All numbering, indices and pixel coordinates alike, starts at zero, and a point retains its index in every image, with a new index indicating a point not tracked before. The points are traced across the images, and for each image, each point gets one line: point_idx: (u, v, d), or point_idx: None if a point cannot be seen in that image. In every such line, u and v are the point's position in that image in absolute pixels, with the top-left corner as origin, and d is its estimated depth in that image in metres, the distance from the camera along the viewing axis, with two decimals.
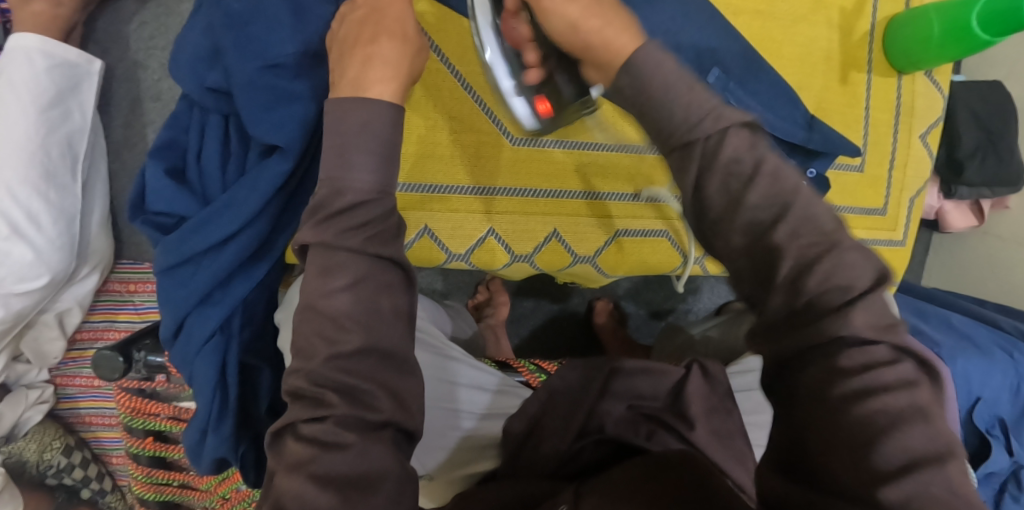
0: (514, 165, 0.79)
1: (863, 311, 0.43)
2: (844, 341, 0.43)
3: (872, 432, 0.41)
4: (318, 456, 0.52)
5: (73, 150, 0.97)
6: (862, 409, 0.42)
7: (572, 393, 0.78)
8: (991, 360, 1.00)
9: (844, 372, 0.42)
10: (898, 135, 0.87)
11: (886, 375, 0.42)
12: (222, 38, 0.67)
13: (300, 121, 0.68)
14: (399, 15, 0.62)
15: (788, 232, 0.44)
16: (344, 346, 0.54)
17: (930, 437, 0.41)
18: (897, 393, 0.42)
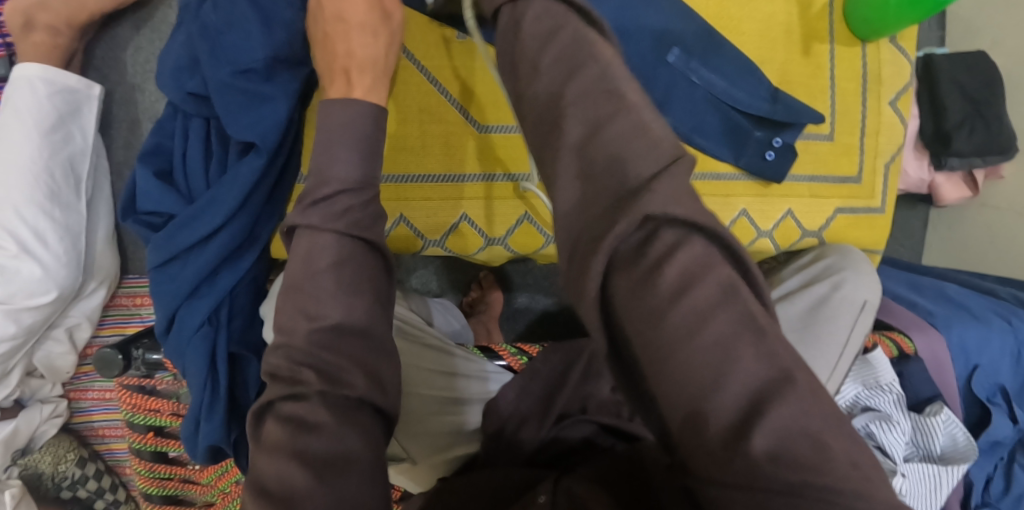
0: (482, 152, 0.81)
1: (669, 181, 0.43)
2: (660, 264, 0.41)
3: (714, 375, 0.39)
4: (296, 436, 0.52)
5: (76, 171, 1.02)
6: (695, 343, 0.40)
7: (551, 377, 0.78)
8: (987, 326, 0.97)
9: (664, 309, 0.40)
10: (867, 102, 0.87)
11: (703, 295, 0.40)
12: (198, 47, 0.69)
13: (272, 122, 0.70)
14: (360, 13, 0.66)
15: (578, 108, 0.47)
16: (326, 319, 0.56)
17: (768, 358, 0.40)
18: (718, 317, 0.40)
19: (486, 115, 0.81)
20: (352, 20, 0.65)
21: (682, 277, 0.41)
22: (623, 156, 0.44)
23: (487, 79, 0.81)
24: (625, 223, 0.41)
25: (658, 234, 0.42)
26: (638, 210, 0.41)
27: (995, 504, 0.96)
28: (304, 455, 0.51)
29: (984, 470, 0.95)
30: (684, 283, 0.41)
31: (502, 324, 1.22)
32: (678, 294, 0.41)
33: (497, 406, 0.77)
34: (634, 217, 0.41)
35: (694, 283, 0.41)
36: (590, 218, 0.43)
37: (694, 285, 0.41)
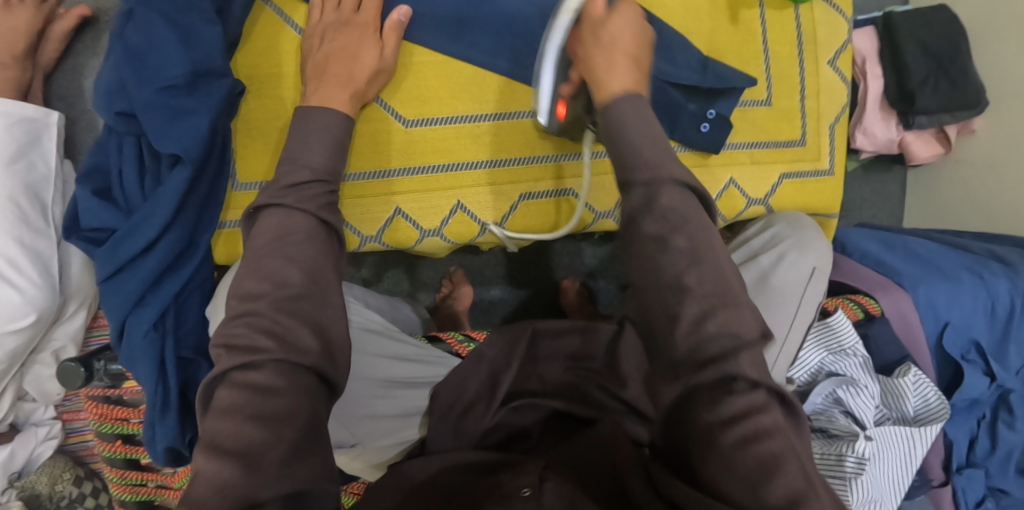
0: (407, 146, 0.81)
1: (747, 353, 0.56)
2: (729, 394, 0.55)
3: (759, 476, 0.53)
4: (251, 400, 0.58)
5: (41, 198, 1.03)
6: (746, 453, 0.53)
7: (497, 360, 0.80)
8: (956, 283, 0.94)
9: (725, 423, 0.54)
10: (803, 63, 0.86)
11: (765, 421, 0.54)
12: (123, 70, 0.71)
13: (196, 134, 0.72)
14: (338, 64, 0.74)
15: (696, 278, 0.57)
16: (289, 287, 0.64)
17: (804, 476, 0.53)
18: (771, 439, 0.54)
19: (410, 109, 0.80)
20: (346, 52, 0.75)
21: (744, 410, 0.54)
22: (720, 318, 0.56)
23: (412, 74, 0.81)
24: (708, 371, 0.55)
25: (736, 380, 0.55)
26: (723, 366, 0.55)
27: (981, 464, 0.94)
28: (256, 414, 0.58)
29: (963, 428, 0.93)
30: (741, 414, 0.54)
31: (477, 317, 1.23)
32: (740, 418, 0.54)
33: (443, 392, 0.77)
34: (719, 369, 0.55)
35: (752, 412, 0.54)
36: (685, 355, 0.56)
37: (753, 413, 0.54)
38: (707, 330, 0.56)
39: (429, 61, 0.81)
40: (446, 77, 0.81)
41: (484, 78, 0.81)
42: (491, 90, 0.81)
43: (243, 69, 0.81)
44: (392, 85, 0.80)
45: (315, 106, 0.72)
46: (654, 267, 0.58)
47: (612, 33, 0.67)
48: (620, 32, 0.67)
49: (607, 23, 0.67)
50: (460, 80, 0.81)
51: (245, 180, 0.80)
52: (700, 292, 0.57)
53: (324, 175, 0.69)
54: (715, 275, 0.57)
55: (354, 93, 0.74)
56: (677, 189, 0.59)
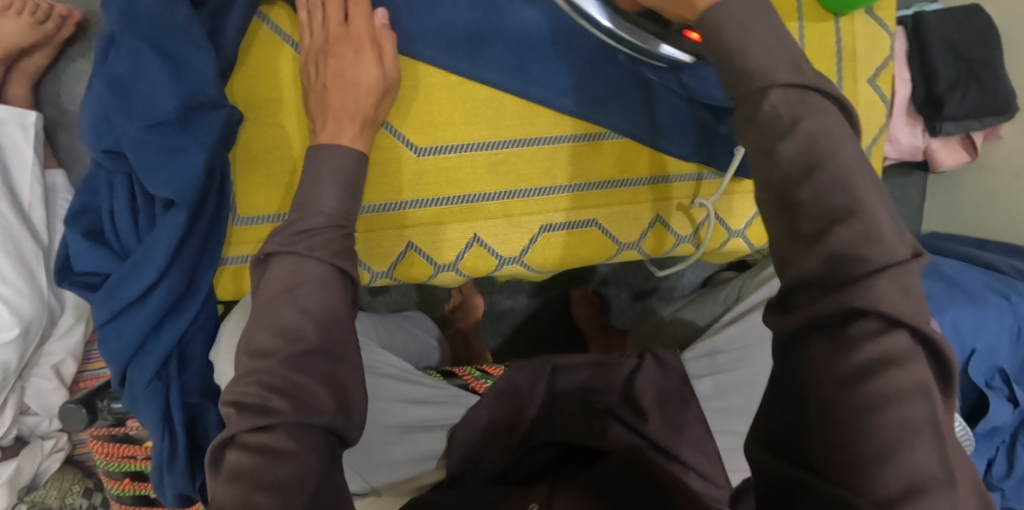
0: (418, 177, 0.76)
1: (886, 279, 0.42)
2: (858, 344, 0.42)
3: (886, 447, 0.41)
4: (262, 466, 0.53)
5: (15, 197, 0.92)
6: (872, 423, 0.42)
7: (515, 395, 0.78)
8: (982, 306, 0.92)
9: (852, 379, 0.42)
10: (842, 82, 0.82)
11: (903, 381, 0.41)
12: (107, 104, 0.65)
13: (192, 174, 0.67)
14: (342, 99, 0.69)
15: (812, 194, 0.44)
16: (303, 342, 0.58)
17: (939, 456, 0.41)
18: (910, 404, 0.41)
19: (422, 136, 0.75)
20: (346, 79, 0.70)
21: (881, 360, 0.42)
22: (842, 237, 0.42)
23: (423, 98, 0.75)
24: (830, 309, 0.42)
25: (864, 318, 0.42)
26: (849, 299, 0.42)
27: (998, 487, 0.92)
28: (264, 482, 0.52)
29: (982, 456, 0.92)
30: (870, 373, 0.42)
31: (487, 328, 1.20)
32: (863, 375, 0.42)
33: (461, 431, 0.75)
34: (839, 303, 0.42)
35: (874, 373, 0.42)
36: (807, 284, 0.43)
37: (890, 374, 0.42)
38: (824, 251, 0.43)
39: (442, 82, 0.75)
40: (461, 99, 0.75)
41: (502, 100, 0.76)
42: (507, 114, 0.76)
43: (238, 94, 0.75)
44: (402, 110, 0.75)
45: (327, 144, 0.67)
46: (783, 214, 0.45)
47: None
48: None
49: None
50: (476, 104, 0.76)
51: (247, 214, 0.76)
52: (815, 212, 0.43)
53: (337, 219, 0.65)
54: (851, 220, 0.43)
55: (364, 122, 0.70)
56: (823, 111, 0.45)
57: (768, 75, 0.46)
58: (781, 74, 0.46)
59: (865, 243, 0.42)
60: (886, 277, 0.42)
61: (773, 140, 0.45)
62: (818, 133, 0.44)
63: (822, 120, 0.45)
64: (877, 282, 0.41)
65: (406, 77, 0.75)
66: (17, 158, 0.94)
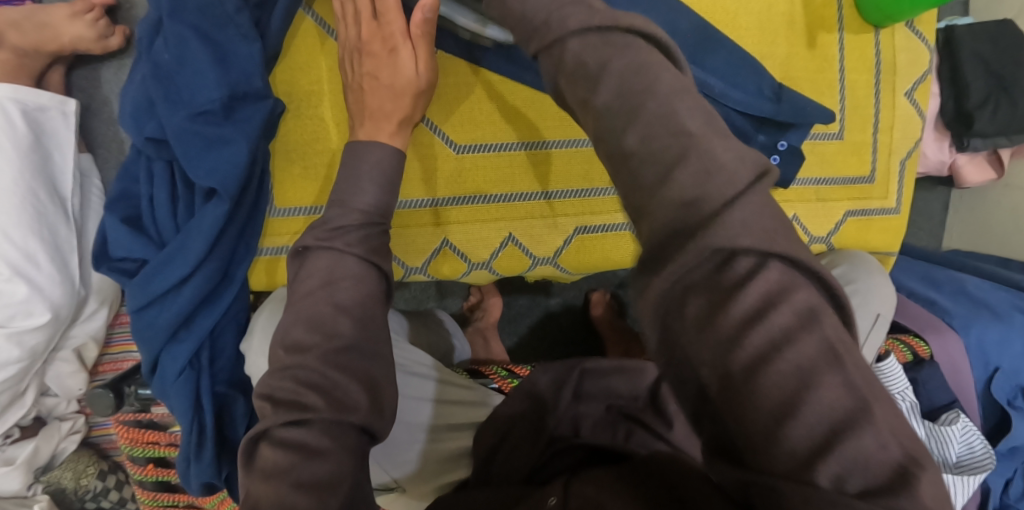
0: (457, 175, 0.75)
1: (740, 207, 0.35)
2: (731, 287, 0.35)
3: (790, 397, 0.33)
4: (299, 463, 0.52)
5: (59, 191, 0.95)
6: (767, 371, 0.34)
7: (542, 397, 0.78)
8: (1008, 324, 0.92)
9: (735, 333, 0.34)
10: (880, 95, 0.81)
11: (783, 318, 0.34)
12: (155, 93, 0.66)
13: (234, 164, 0.67)
14: (381, 101, 0.69)
15: (640, 134, 0.38)
16: (338, 338, 0.58)
17: (847, 386, 0.33)
18: (799, 342, 0.34)
19: (462, 134, 0.75)
20: (383, 79, 0.69)
21: (761, 301, 0.34)
22: (688, 172, 0.36)
23: (464, 96, 0.74)
24: (687, 250, 0.35)
25: (736, 257, 0.35)
26: (704, 233, 0.35)
27: (1015, 506, 0.92)
28: (301, 478, 0.52)
29: (1003, 474, 0.91)
30: (755, 315, 0.34)
31: (504, 328, 1.20)
32: (745, 326, 0.34)
33: (488, 428, 0.76)
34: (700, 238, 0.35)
35: (750, 323, 0.34)
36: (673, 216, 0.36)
37: (776, 311, 0.34)
38: (673, 197, 0.36)
39: (483, 81, 0.75)
40: (504, 99, 0.75)
41: (542, 100, 0.75)
42: (550, 115, 0.76)
43: (280, 85, 0.75)
44: (445, 109, 0.74)
45: (364, 141, 0.67)
46: (628, 176, 0.38)
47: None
48: None
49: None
50: (517, 104, 0.75)
51: (284, 205, 0.77)
52: (648, 143, 0.38)
53: (369, 216, 0.64)
54: (703, 164, 0.37)
55: (402, 120, 0.69)
56: (636, 55, 0.40)
57: (562, 21, 0.42)
58: (577, 23, 0.42)
59: (708, 172, 0.36)
60: (741, 206, 0.36)
61: (591, 94, 0.40)
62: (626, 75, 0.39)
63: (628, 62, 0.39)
64: (730, 214, 0.35)
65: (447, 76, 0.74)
66: (55, 146, 0.95)
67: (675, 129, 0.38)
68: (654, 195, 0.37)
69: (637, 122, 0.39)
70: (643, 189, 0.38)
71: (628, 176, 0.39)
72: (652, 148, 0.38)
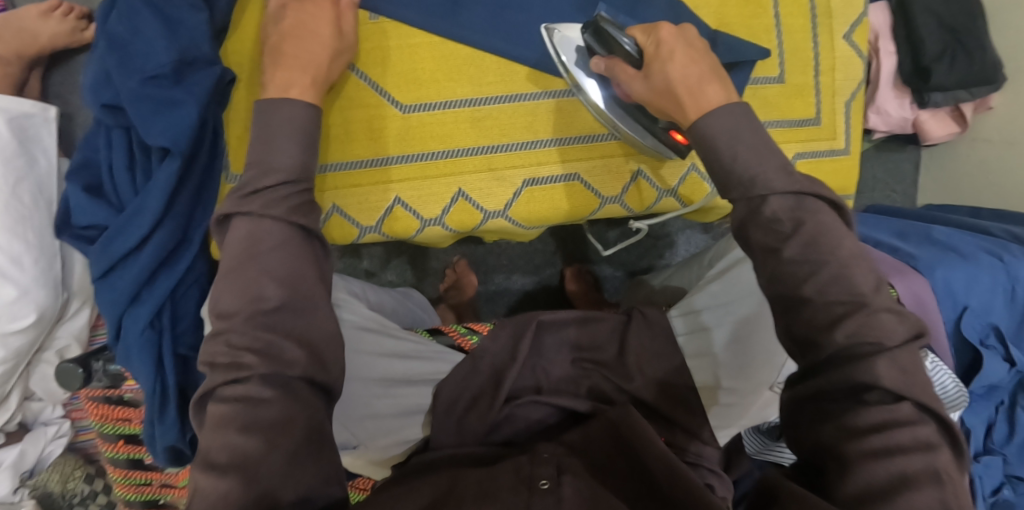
0: (404, 133, 0.77)
1: (886, 359, 0.50)
2: (867, 406, 0.50)
3: (888, 486, 0.48)
4: (243, 413, 0.53)
5: (45, 194, 0.97)
6: (875, 465, 0.48)
7: (502, 354, 0.78)
8: (974, 264, 0.91)
9: (860, 432, 0.50)
10: (818, 37, 0.83)
11: (903, 437, 0.49)
12: (108, 60, 0.68)
13: (185, 125, 0.70)
14: (296, 48, 0.67)
15: (818, 287, 0.53)
16: (266, 302, 0.56)
17: (940, 500, 0.47)
18: (909, 455, 0.48)
19: (406, 93, 0.77)
20: (304, 29, 0.69)
21: (887, 421, 0.49)
22: (860, 326, 0.51)
23: (407, 57, 0.77)
24: (840, 379, 0.51)
25: (872, 389, 0.50)
26: (855, 371, 0.50)
27: (998, 451, 0.90)
28: (248, 426, 0.52)
29: (982, 416, 0.91)
30: (875, 427, 0.49)
31: (482, 308, 1.20)
32: (871, 430, 0.49)
33: (449, 385, 0.75)
34: (848, 377, 0.50)
35: (874, 432, 0.49)
36: (844, 350, 0.51)
37: (893, 429, 0.49)
38: (836, 342, 0.51)
39: (425, 42, 0.77)
40: (444, 59, 0.77)
41: (482, 58, 0.78)
42: (490, 72, 0.78)
43: (230, 57, 0.76)
44: (389, 71, 0.77)
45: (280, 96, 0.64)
46: (796, 314, 0.54)
47: (667, 76, 0.62)
48: (667, 73, 0.62)
49: (655, 73, 0.63)
50: (457, 62, 0.78)
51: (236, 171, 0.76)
52: (829, 297, 0.52)
53: (294, 175, 0.60)
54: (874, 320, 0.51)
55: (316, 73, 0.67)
56: (816, 210, 0.55)
57: (765, 181, 0.56)
58: (775, 181, 0.56)
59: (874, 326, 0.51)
60: (891, 357, 0.50)
61: (777, 240, 0.55)
62: (819, 233, 0.54)
63: (820, 221, 0.54)
64: (879, 361, 0.50)
65: (385, 37, 0.77)
66: (41, 152, 0.97)
67: (851, 290, 0.52)
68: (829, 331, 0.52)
69: (814, 272, 0.53)
70: (817, 326, 0.52)
71: (803, 310, 0.53)
72: (834, 289, 0.52)
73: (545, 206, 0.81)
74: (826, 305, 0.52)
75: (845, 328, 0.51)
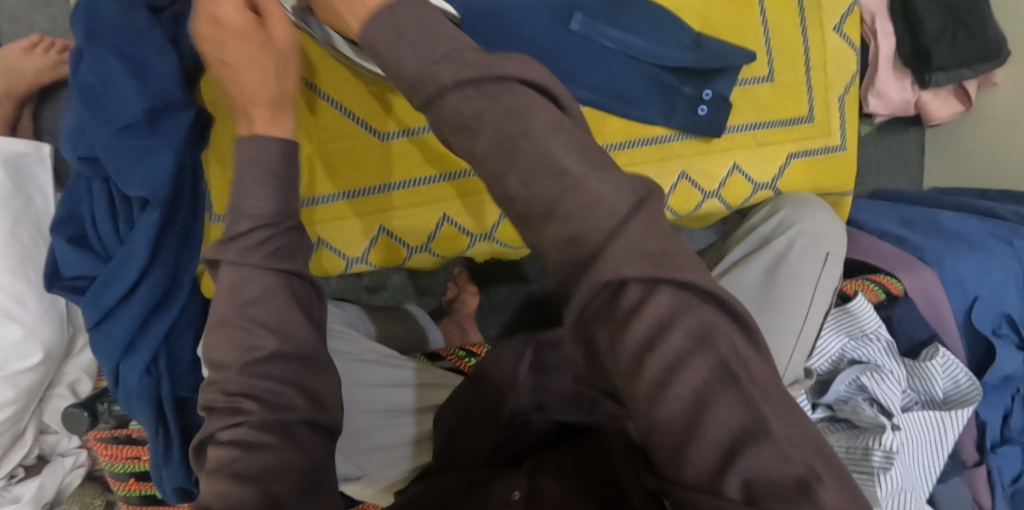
0: (387, 162, 0.77)
1: (628, 239, 0.40)
2: (630, 316, 0.39)
3: (689, 418, 0.38)
4: (240, 457, 0.52)
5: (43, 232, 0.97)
6: (668, 394, 0.39)
7: (500, 377, 0.75)
8: (985, 253, 0.89)
9: (638, 360, 0.39)
10: (808, 32, 0.80)
11: (677, 342, 0.39)
12: (81, 115, 0.69)
13: (162, 174, 0.70)
14: (239, 76, 0.58)
15: (523, 182, 0.41)
16: (259, 350, 0.55)
17: (746, 404, 0.38)
18: (694, 363, 0.39)
19: (387, 122, 0.76)
20: (225, 48, 0.57)
21: (655, 327, 0.39)
22: (575, 213, 0.40)
23: (382, 84, 0.75)
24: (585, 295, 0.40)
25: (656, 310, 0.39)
26: (598, 272, 0.39)
27: (1017, 440, 0.88)
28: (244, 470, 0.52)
29: (997, 408, 0.88)
30: (673, 366, 0.39)
31: (484, 318, 1.20)
32: (647, 349, 0.39)
33: (448, 412, 0.75)
34: (595, 281, 0.39)
35: (649, 347, 0.39)
36: (571, 254, 0.40)
37: (692, 357, 0.39)
38: (552, 238, 0.41)
39: None
40: None
41: None
42: None
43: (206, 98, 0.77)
44: (365, 99, 0.75)
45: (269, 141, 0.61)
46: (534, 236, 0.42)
47: None
48: None
49: None
50: None
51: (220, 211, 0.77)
52: (545, 196, 0.41)
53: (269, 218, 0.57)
54: (591, 210, 0.40)
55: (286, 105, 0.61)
56: (506, 89, 0.42)
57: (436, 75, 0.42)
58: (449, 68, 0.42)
59: (590, 210, 0.40)
60: (626, 237, 0.40)
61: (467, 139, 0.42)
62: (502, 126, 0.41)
63: (508, 107, 0.41)
64: (615, 247, 0.39)
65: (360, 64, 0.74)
66: (38, 192, 0.97)
67: (552, 166, 0.41)
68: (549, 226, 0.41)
69: (514, 170, 0.41)
70: (537, 232, 0.42)
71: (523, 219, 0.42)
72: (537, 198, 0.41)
73: (530, 228, 0.82)
74: (538, 210, 0.41)
75: (558, 232, 0.41)
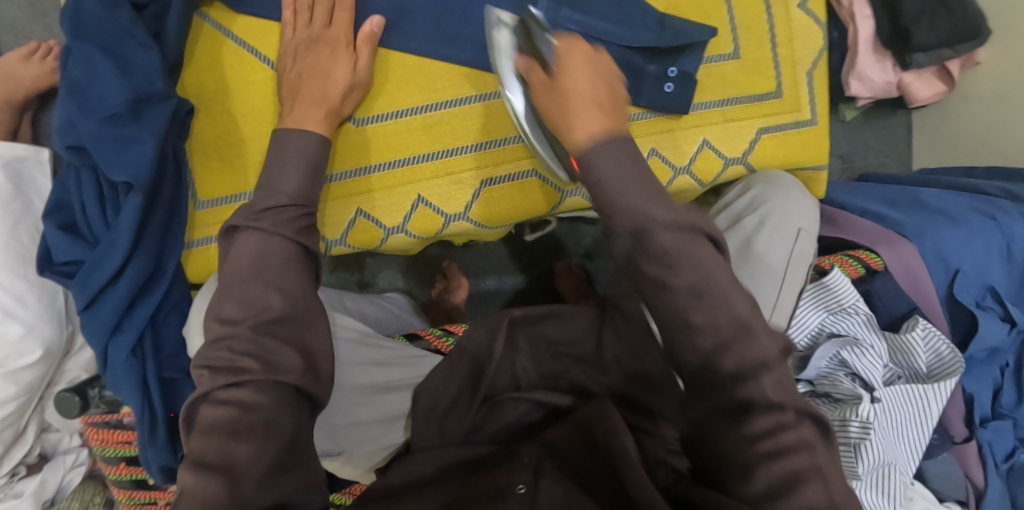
0: (361, 146, 0.78)
1: (766, 366, 0.51)
2: (752, 408, 0.51)
3: (778, 489, 0.49)
4: (236, 419, 0.53)
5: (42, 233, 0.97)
6: (767, 465, 0.50)
7: (478, 354, 0.75)
8: (965, 226, 0.89)
9: (753, 438, 0.51)
10: (772, 9, 0.81)
11: (790, 437, 0.50)
12: (68, 107, 0.71)
13: (146, 159, 0.72)
14: (315, 87, 0.72)
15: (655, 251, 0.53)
16: (270, 311, 0.58)
17: (826, 494, 0.49)
18: (796, 455, 0.50)
19: (360, 107, 0.78)
20: (320, 70, 0.73)
21: (773, 426, 0.51)
22: (716, 318, 0.51)
23: None
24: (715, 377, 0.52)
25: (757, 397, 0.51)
26: (729, 369, 0.51)
27: (1009, 415, 0.88)
28: (240, 431, 0.53)
29: (984, 381, 0.88)
30: (780, 450, 0.50)
31: (475, 311, 1.21)
32: (762, 434, 0.51)
33: (422, 399, 0.72)
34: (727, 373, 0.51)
35: (762, 436, 0.51)
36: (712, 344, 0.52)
37: (795, 451, 0.50)
38: (710, 349, 0.52)
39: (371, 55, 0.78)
40: (393, 70, 0.78)
41: (430, 65, 0.79)
42: (437, 78, 0.79)
43: (189, 89, 0.81)
44: None
45: (291, 128, 0.69)
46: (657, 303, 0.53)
47: None
48: None
49: None
50: (406, 72, 0.79)
51: (206, 197, 0.81)
52: (689, 297, 0.52)
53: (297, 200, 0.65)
54: (708, 289, 0.52)
55: (329, 111, 0.72)
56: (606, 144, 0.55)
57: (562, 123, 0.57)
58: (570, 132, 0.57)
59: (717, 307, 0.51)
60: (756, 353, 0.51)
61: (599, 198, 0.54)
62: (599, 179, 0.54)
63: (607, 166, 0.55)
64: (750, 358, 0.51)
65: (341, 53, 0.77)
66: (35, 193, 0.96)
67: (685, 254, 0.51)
68: (684, 316, 0.52)
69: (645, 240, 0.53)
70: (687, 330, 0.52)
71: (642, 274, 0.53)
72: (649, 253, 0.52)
73: (504, 207, 0.81)
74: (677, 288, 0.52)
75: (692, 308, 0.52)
